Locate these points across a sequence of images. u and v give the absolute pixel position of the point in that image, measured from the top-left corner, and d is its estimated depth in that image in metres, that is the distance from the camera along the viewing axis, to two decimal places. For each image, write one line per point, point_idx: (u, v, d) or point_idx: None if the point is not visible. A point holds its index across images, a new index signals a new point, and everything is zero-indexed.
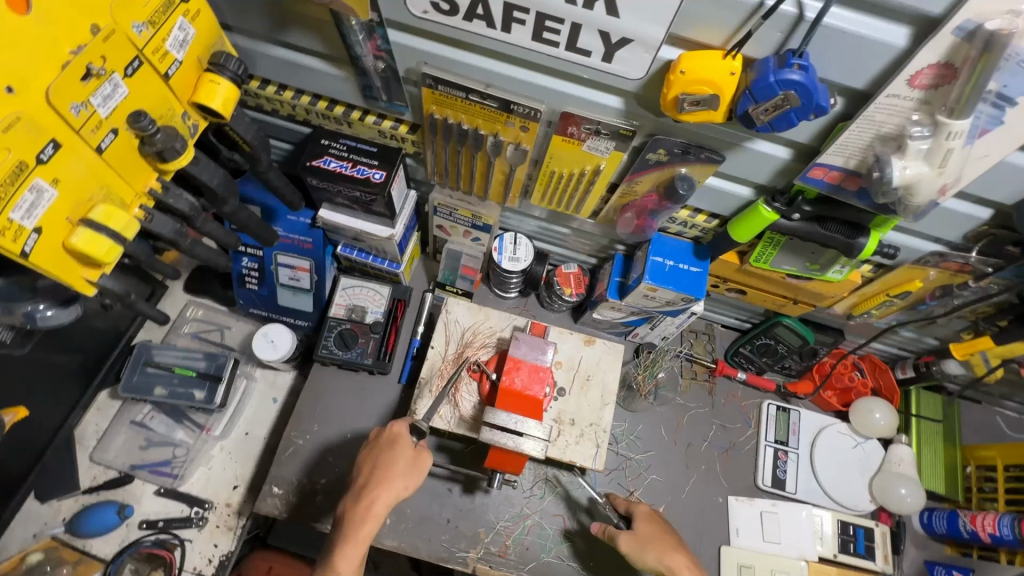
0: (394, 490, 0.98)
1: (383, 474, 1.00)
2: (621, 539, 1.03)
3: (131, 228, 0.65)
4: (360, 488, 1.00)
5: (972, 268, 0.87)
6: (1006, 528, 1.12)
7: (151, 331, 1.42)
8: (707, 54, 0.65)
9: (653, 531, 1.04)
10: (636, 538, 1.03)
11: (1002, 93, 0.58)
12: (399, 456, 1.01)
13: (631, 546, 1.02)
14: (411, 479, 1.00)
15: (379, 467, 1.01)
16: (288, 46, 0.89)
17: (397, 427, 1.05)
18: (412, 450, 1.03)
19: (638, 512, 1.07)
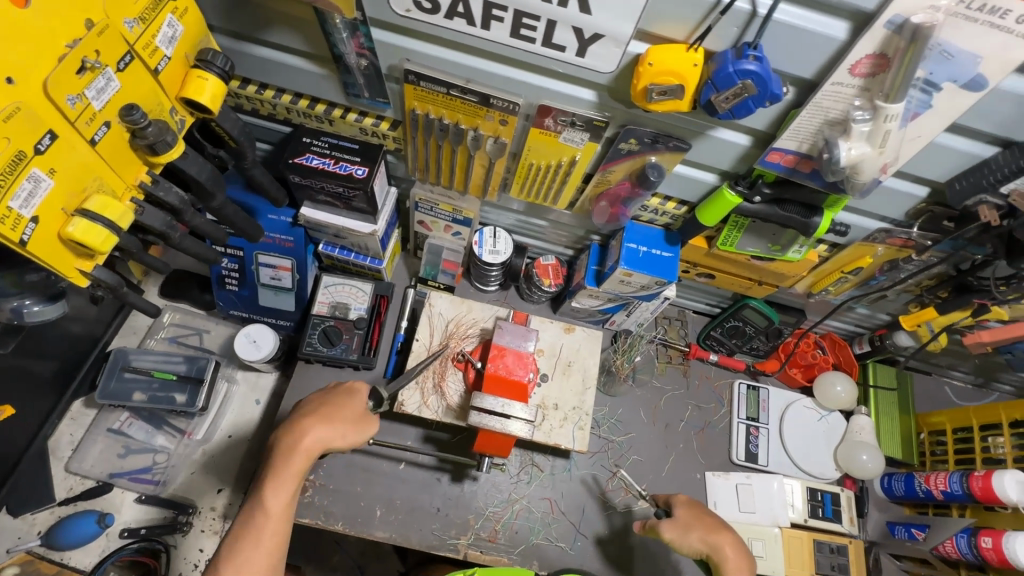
0: (330, 431, 0.96)
1: (326, 413, 0.98)
2: (665, 528, 1.04)
3: (126, 219, 0.67)
4: (299, 420, 0.97)
5: (915, 243, 0.96)
6: (956, 484, 1.20)
7: (127, 337, 1.41)
8: (673, 48, 0.71)
9: (693, 515, 1.06)
10: (677, 525, 1.04)
11: (929, 79, 0.65)
12: (349, 405, 1.01)
13: (675, 533, 1.04)
14: (353, 429, 0.98)
15: (322, 408, 1.00)
16: (270, 45, 0.92)
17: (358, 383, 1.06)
18: (359, 407, 1.02)
19: (677, 501, 1.09)
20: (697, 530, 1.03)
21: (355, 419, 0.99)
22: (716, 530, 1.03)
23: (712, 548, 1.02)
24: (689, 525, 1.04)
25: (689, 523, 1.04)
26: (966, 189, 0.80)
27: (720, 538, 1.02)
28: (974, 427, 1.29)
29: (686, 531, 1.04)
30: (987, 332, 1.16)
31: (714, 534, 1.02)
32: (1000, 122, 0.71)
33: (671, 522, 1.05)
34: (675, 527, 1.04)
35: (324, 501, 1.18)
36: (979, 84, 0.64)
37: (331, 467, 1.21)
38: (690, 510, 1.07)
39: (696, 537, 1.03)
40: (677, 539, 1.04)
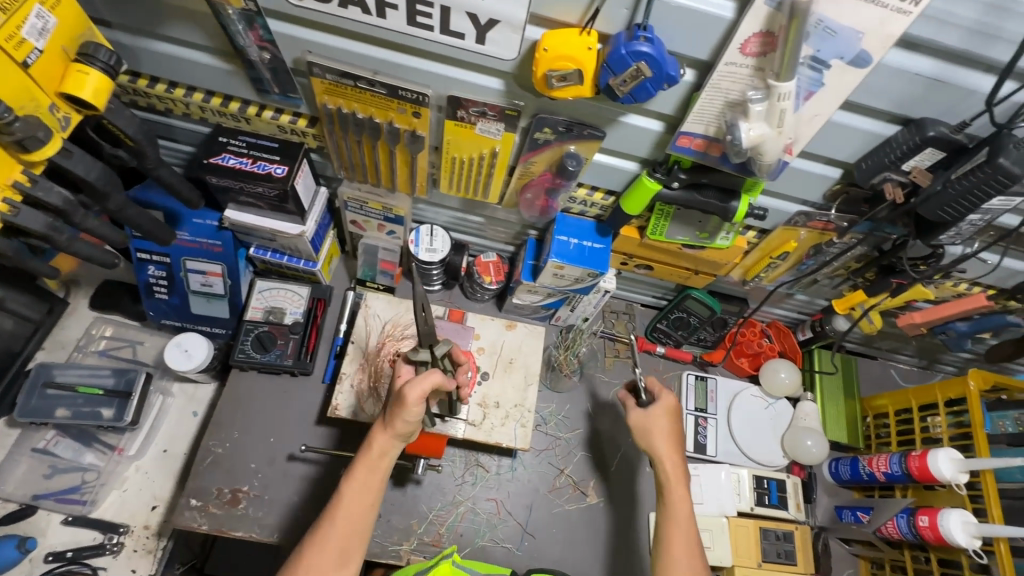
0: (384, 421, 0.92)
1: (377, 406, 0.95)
2: (631, 416, 1.05)
3: None
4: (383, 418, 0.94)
5: (834, 226, 0.96)
6: (895, 465, 1.21)
7: (53, 352, 1.34)
8: (566, 32, 0.70)
9: (663, 420, 1.03)
10: (642, 426, 1.04)
11: (816, 56, 0.66)
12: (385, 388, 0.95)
13: (638, 423, 1.05)
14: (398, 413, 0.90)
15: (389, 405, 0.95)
16: (171, 41, 0.89)
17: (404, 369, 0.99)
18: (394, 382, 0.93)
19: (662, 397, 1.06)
20: (657, 433, 1.02)
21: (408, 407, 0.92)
22: (667, 451, 1.00)
23: (658, 461, 1.01)
24: (652, 426, 1.03)
25: (649, 426, 1.03)
26: (871, 168, 0.80)
27: (667, 454, 1.00)
28: (913, 408, 1.29)
29: (646, 431, 1.03)
30: (919, 312, 1.17)
31: (666, 449, 1.00)
32: (896, 99, 0.71)
33: (640, 415, 1.05)
34: (640, 419, 1.04)
35: (258, 513, 1.13)
36: (865, 60, 0.64)
37: (266, 477, 1.16)
38: (666, 414, 1.04)
39: (653, 441, 1.02)
40: (639, 429, 1.04)
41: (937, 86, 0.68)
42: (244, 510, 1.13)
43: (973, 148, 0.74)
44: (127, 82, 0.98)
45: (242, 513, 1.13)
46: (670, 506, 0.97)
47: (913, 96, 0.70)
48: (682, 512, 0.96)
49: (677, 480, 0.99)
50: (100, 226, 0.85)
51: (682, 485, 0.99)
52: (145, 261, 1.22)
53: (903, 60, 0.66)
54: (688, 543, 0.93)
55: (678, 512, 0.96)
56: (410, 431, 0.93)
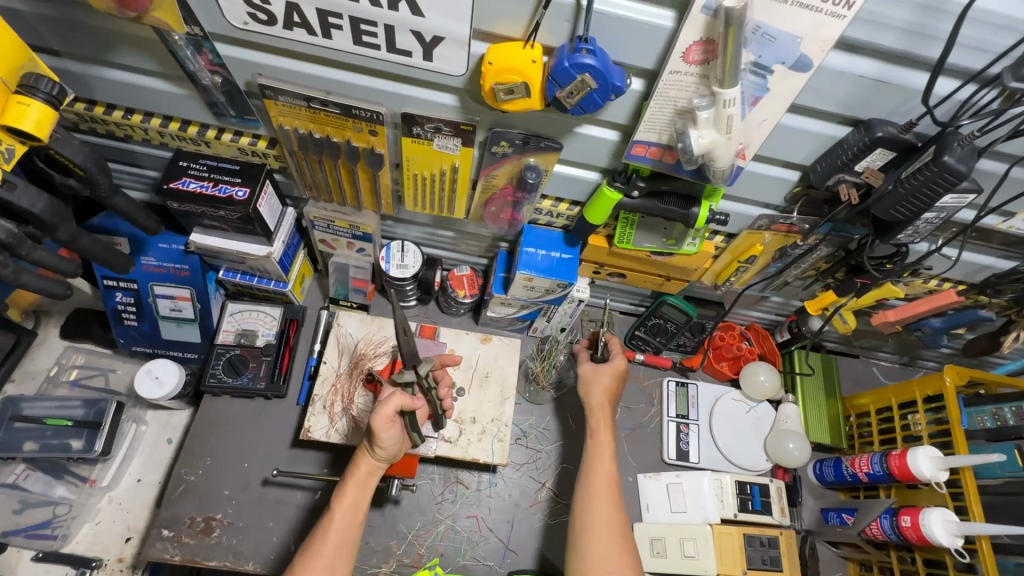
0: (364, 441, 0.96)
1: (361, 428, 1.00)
2: (581, 367, 1.21)
3: None
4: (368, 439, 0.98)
5: (797, 228, 0.96)
6: (877, 465, 1.20)
7: (23, 384, 1.31)
8: (509, 46, 0.70)
9: (609, 380, 1.18)
10: (588, 377, 1.19)
11: (758, 62, 0.66)
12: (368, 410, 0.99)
13: (587, 373, 1.19)
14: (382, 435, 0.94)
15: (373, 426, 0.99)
16: (124, 68, 0.88)
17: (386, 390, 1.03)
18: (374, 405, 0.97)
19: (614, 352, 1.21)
20: (600, 385, 1.17)
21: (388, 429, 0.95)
22: (599, 409, 1.15)
23: (593, 409, 1.16)
24: (598, 381, 1.18)
25: (593, 383, 1.18)
26: (826, 170, 0.80)
27: (601, 406, 1.15)
28: (893, 406, 1.29)
29: (591, 382, 1.18)
30: (892, 310, 1.16)
31: (598, 397, 1.16)
32: (843, 101, 0.71)
33: (587, 368, 1.20)
34: (587, 370, 1.20)
35: (232, 541, 1.11)
36: (806, 64, 0.65)
37: (240, 503, 1.14)
38: (610, 373, 1.18)
39: (595, 393, 1.17)
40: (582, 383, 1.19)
41: (880, 87, 0.68)
42: (217, 538, 1.11)
43: (921, 146, 0.74)
44: (84, 109, 0.97)
45: (215, 541, 1.10)
46: (595, 449, 1.10)
47: (859, 98, 0.70)
48: (607, 455, 1.09)
49: (602, 430, 1.13)
50: (51, 257, 0.84)
51: (608, 431, 1.13)
52: (112, 288, 1.21)
53: (845, 63, 0.67)
54: (608, 471, 1.06)
55: (602, 453, 1.09)
56: (393, 454, 0.97)
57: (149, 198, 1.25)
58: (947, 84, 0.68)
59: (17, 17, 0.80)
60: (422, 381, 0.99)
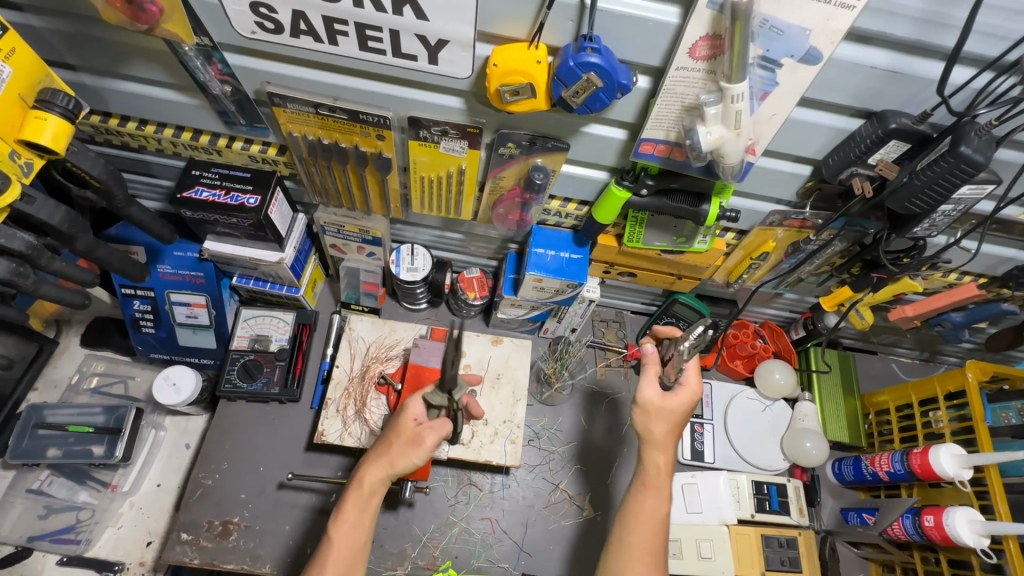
0: (385, 460, 0.93)
1: (381, 443, 0.95)
2: (646, 392, 0.99)
3: None
4: (377, 453, 0.95)
5: (810, 223, 0.95)
6: (897, 464, 1.18)
7: (46, 392, 1.34)
8: (514, 47, 0.70)
9: (682, 415, 0.99)
10: (652, 410, 0.99)
11: (766, 56, 0.65)
12: (400, 427, 0.94)
13: (653, 403, 0.99)
14: (404, 453, 0.92)
15: (388, 442, 0.94)
16: (137, 80, 0.90)
17: (414, 408, 0.96)
18: (411, 425, 0.94)
19: (689, 380, 1.00)
20: (666, 421, 0.98)
21: (409, 445, 0.93)
22: (660, 445, 0.98)
23: (652, 444, 0.99)
24: (677, 419, 0.99)
25: (658, 419, 0.98)
26: (838, 164, 0.78)
27: (660, 446, 0.98)
28: (913, 403, 1.26)
29: (650, 414, 0.99)
30: (910, 306, 1.14)
31: (663, 435, 0.98)
32: (854, 93, 0.70)
33: (657, 398, 0.99)
34: (657, 403, 0.98)
35: (249, 544, 1.12)
36: (815, 57, 0.64)
37: (257, 507, 1.16)
38: (685, 405, 0.99)
39: (657, 426, 0.98)
40: (643, 412, 0.99)
41: (893, 77, 0.67)
42: (234, 541, 1.12)
43: (937, 137, 0.72)
44: (99, 122, 0.99)
45: (233, 544, 1.12)
46: (641, 503, 0.96)
47: (870, 90, 0.69)
48: (659, 510, 0.95)
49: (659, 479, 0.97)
50: (69, 267, 0.86)
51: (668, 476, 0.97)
52: (130, 296, 1.23)
53: (855, 55, 0.65)
54: (644, 540, 0.93)
55: (647, 514, 0.95)
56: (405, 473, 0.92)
57: (163, 207, 1.27)
58: (963, 73, 0.66)
59: (33, 33, 0.82)
60: (455, 406, 0.96)
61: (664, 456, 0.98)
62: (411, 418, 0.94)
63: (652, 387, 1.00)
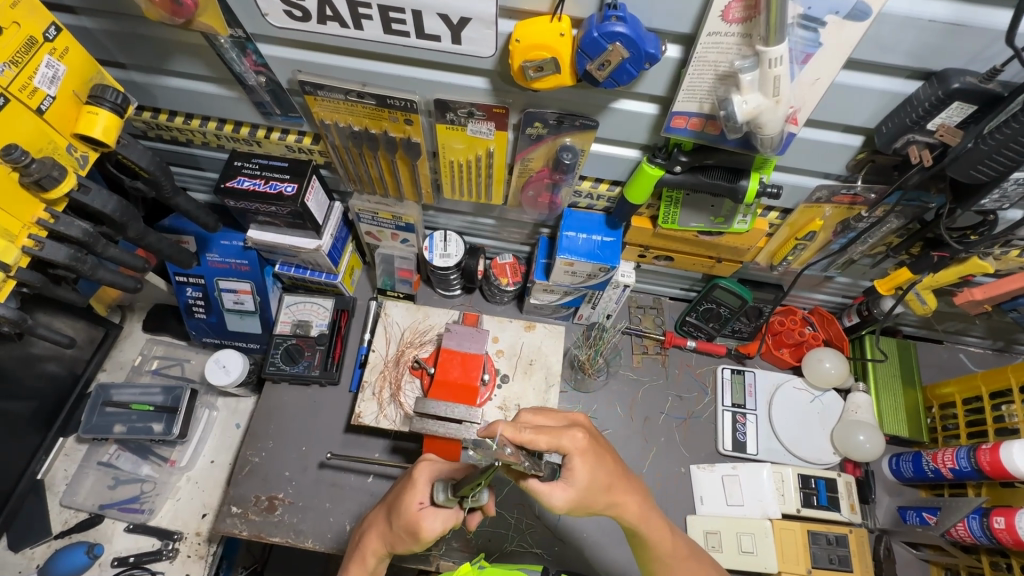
0: (389, 535, 0.85)
1: (383, 515, 0.87)
2: (557, 500, 0.73)
3: (11, 253, 0.73)
4: (380, 517, 0.88)
5: (861, 198, 0.88)
6: (964, 461, 1.08)
7: (112, 373, 1.43)
8: (536, 22, 0.68)
9: (598, 476, 0.75)
10: (581, 496, 0.74)
11: (807, 15, 0.61)
12: (402, 506, 0.83)
13: (571, 501, 0.74)
14: (407, 538, 0.82)
15: (393, 510, 0.86)
16: (182, 76, 0.94)
17: (419, 473, 0.84)
18: (411, 508, 0.81)
19: (573, 449, 0.74)
20: (596, 489, 0.75)
21: (409, 529, 0.82)
22: (617, 491, 0.77)
23: (610, 497, 0.77)
24: (595, 490, 0.74)
25: (594, 494, 0.75)
26: (893, 132, 0.72)
27: (616, 488, 0.77)
28: (983, 396, 1.16)
29: (587, 496, 0.75)
30: (979, 289, 1.04)
31: (612, 487, 0.77)
32: (910, 52, 0.64)
33: (569, 490, 0.73)
34: (577, 493, 0.73)
35: (293, 519, 1.17)
36: (863, 12, 0.59)
37: (300, 484, 1.20)
38: (592, 471, 0.75)
39: (595, 497, 0.76)
40: (578, 507, 0.75)
41: (956, 31, 0.61)
42: (278, 516, 1.17)
43: (1008, 96, 0.65)
44: (150, 118, 1.05)
45: (277, 519, 1.17)
46: (650, 540, 0.83)
47: (929, 48, 0.63)
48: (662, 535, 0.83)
49: (643, 514, 0.81)
50: (124, 254, 0.91)
51: (649, 513, 0.81)
52: (182, 283, 1.30)
53: (912, 8, 0.60)
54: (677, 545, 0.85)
55: (667, 547, 0.83)
56: (402, 546, 0.85)
57: (212, 198, 1.34)
58: None
59: (88, 34, 0.87)
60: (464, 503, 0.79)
61: (630, 498, 0.78)
62: (412, 500, 0.82)
63: (556, 491, 0.73)
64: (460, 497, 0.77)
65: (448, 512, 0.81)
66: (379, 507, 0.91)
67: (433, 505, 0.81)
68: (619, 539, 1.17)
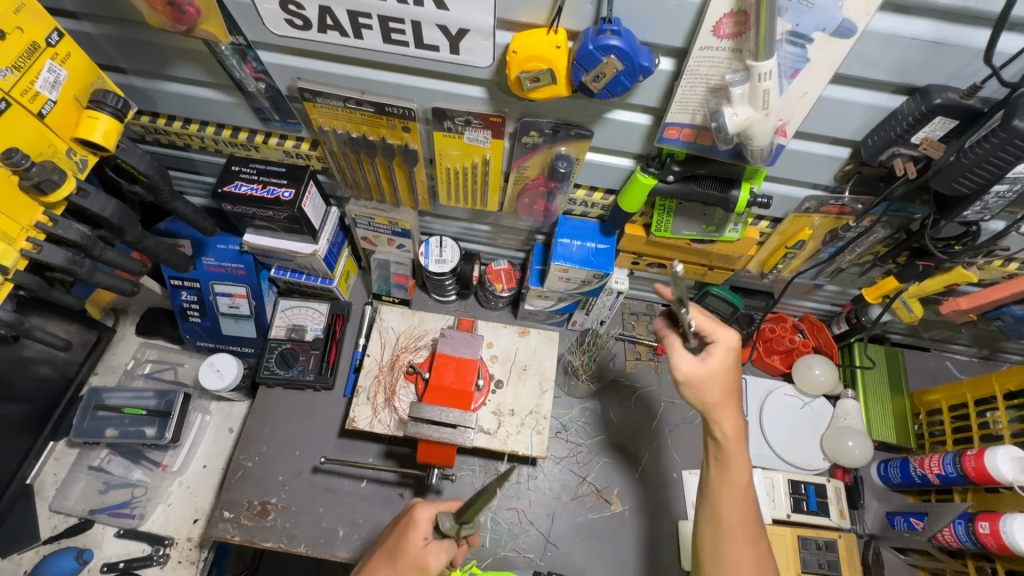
0: None
1: (381, 560, 0.85)
2: (683, 364, 0.84)
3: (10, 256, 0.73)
4: (371, 566, 0.86)
5: (849, 209, 0.91)
6: (950, 466, 1.10)
7: (104, 377, 1.43)
8: (533, 33, 0.70)
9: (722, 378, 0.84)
10: (697, 378, 0.84)
11: (795, 31, 0.63)
12: (404, 546, 0.84)
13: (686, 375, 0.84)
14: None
15: (390, 555, 0.85)
16: (181, 81, 0.95)
17: (419, 512, 0.88)
18: (418, 544, 0.84)
19: (720, 341, 0.84)
20: (710, 385, 0.84)
21: (414, 566, 0.82)
22: (726, 403, 0.84)
23: (709, 408, 0.85)
24: (712, 380, 0.84)
25: (709, 385, 0.84)
26: (878, 145, 0.75)
27: (718, 398, 0.84)
28: (969, 403, 1.18)
29: (699, 381, 0.84)
30: (964, 298, 1.06)
31: (720, 399, 0.84)
32: (894, 68, 0.66)
33: (698, 365, 0.84)
34: (694, 369, 0.84)
35: (286, 524, 1.17)
36: (849, 29, 0.61)
37: (293, 489, 1.20)
38: (725, 367, 0.84)
39: (709, 390, 0.84)
40: (692, 386, 0.85)
41: (937, 49, 0.63)
42: (272, 521, 1.17)
43: (987, 112, 0.68)
44: (148, 122, 1.05)
45: (270, 524, 1.16)
46: (727, 469, 0.85)
47: (911, 64, 0.66)
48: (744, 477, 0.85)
49: (735, 440, 0.85)
50: (121, 258, 0.92)
51: (740, 446, 0.85)
52: (177, 287, 1.30)
53: (894, 27, 0.62)
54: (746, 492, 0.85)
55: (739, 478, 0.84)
56: None
57: (208, 202, 1.35)
58: (1012, 42, 0.63)
59: (87, 39, 0.88)
60: (465, 534, 0.85)
61: (730, 415, 0.84)
62: (418, 535, 0.85)
63: (683, 356, 0.85)
64: (466, 525, 0.84)
65: (449, 545, 0.85)
66: (363, 562, 0.89)
67: (436, 541, 0.85)
68: (622, 537, 1.17)
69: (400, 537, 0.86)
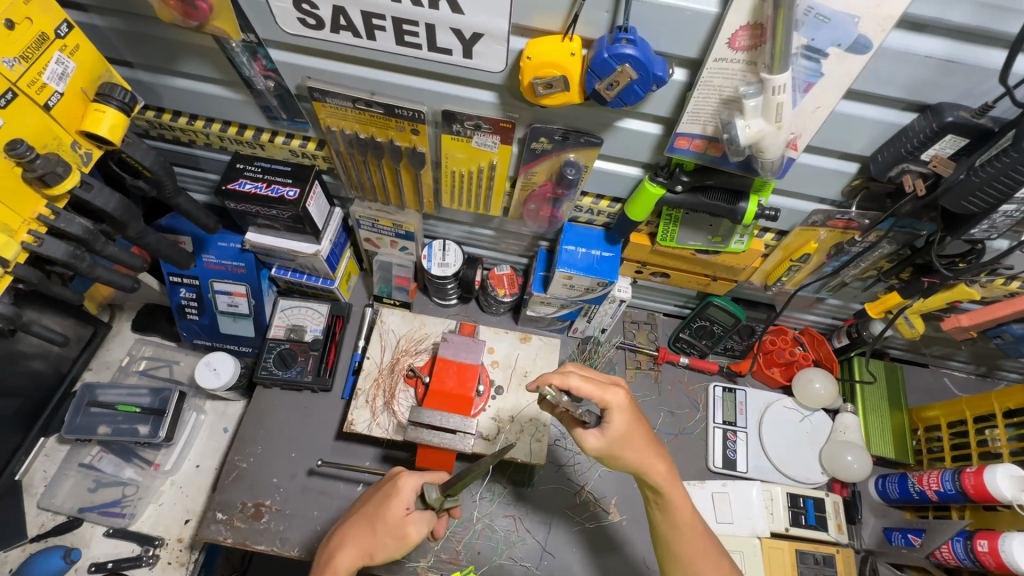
0: (364, 548, 0.88)
1: (362, 525, 0.89)
2: (588, 442, 0.84)
3: (11, 249, 0.72)
4: (354, 526, 0.90)
5: (855, 223, 0.91)
6: (948, 483, 1.10)
7: (98, 373, 1.41)
8: (548, 40, 0.70)
9: (631, 435, 0.83)
10: (611, 446, 0.83)
11: (811, 45, 0.63)
12: (386, 514, 0.87)
13: (601, 450, 0.83)
14: (388, 544, 0.86)
15: (372, 515, 0.89)
16: (188, 77, 0.94)
17: (405, 480, 0.90)
18: (400, 514, 0.87)
19: (614, 405, 0.82)
20: (627, 448, 0.83)
21: (395, 534, 0.86)
22: (647, 453, 0.84)
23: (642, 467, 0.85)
24: (630, 439, 0.83)
25: (625, 446, 0.83)
26: (887, 161, 0.75)
27: (649, 451, 0.85)
28: (968, 420, 1.18)
29: (619, 446, 0.83)
30: (966, 315, 1.07)
31: (640, 457, 0.84)
32: (907, 85, 0.67)
33: (600, 439, 0.83)
34: (604, 445, 0.82)
35: (280, 526, 1.15)
36: (864, 45, 0.61)
37: (288, 491, 1.18)
38: (628, 426, 0.83)
39: (630, 452, 0.83)
40: (609, 455, 0.84)
41: (951, 68, 0.63)
42: (265, 523, 1.15)
43: (998, 131, 0.68)
44: (153, 117, 1.05)
45: (263, 526, 1.14)
46: (671, 508, 0.88)
47: (925, 82, 0.66)
48: (684, 506, 0.88)
49: (670, 482, 0.87)
50: (123, 253, 0.91)
51: (677, 487, 0.88)
52: (176, 285, 1.28)
53: (908, 44, 0.62)
54: (694, 523, 0.89)
55: (685, 514, 0.88)
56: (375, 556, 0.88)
57: (211, 199, 1.33)
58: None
59: (96, 32, 0.87)
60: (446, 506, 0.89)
61: (660, 461, 0.85)
62: (401, 506, 0.87)
63: (590, 435, 0.84)
64: (449, 498, 0.89)
65: (430, 516, 0.89)
66: (347, 520, 0.93)
67: (418, 510, 0.89)
68: (614, 550, 1.16)
69: (385, 500, 0.90)
